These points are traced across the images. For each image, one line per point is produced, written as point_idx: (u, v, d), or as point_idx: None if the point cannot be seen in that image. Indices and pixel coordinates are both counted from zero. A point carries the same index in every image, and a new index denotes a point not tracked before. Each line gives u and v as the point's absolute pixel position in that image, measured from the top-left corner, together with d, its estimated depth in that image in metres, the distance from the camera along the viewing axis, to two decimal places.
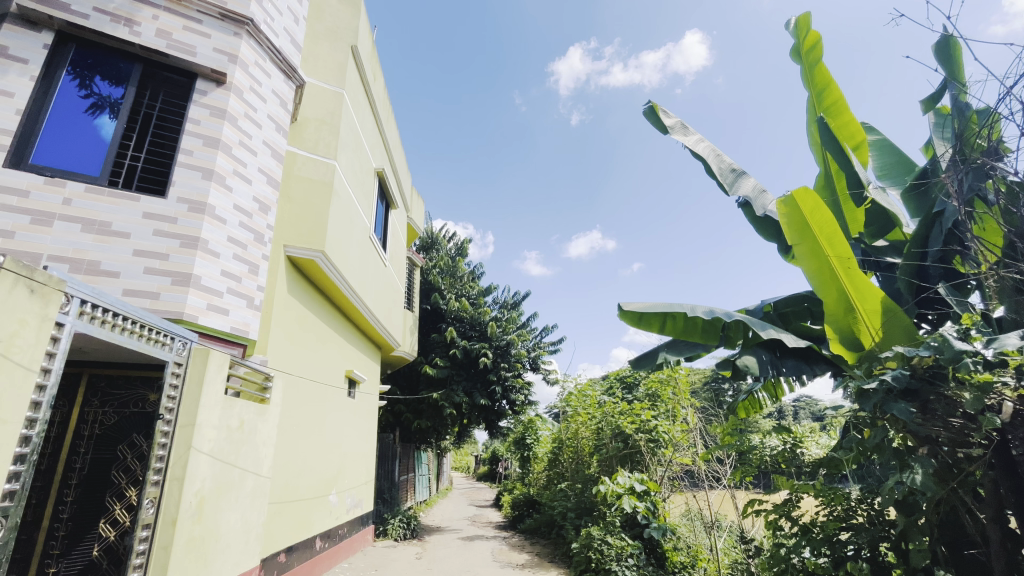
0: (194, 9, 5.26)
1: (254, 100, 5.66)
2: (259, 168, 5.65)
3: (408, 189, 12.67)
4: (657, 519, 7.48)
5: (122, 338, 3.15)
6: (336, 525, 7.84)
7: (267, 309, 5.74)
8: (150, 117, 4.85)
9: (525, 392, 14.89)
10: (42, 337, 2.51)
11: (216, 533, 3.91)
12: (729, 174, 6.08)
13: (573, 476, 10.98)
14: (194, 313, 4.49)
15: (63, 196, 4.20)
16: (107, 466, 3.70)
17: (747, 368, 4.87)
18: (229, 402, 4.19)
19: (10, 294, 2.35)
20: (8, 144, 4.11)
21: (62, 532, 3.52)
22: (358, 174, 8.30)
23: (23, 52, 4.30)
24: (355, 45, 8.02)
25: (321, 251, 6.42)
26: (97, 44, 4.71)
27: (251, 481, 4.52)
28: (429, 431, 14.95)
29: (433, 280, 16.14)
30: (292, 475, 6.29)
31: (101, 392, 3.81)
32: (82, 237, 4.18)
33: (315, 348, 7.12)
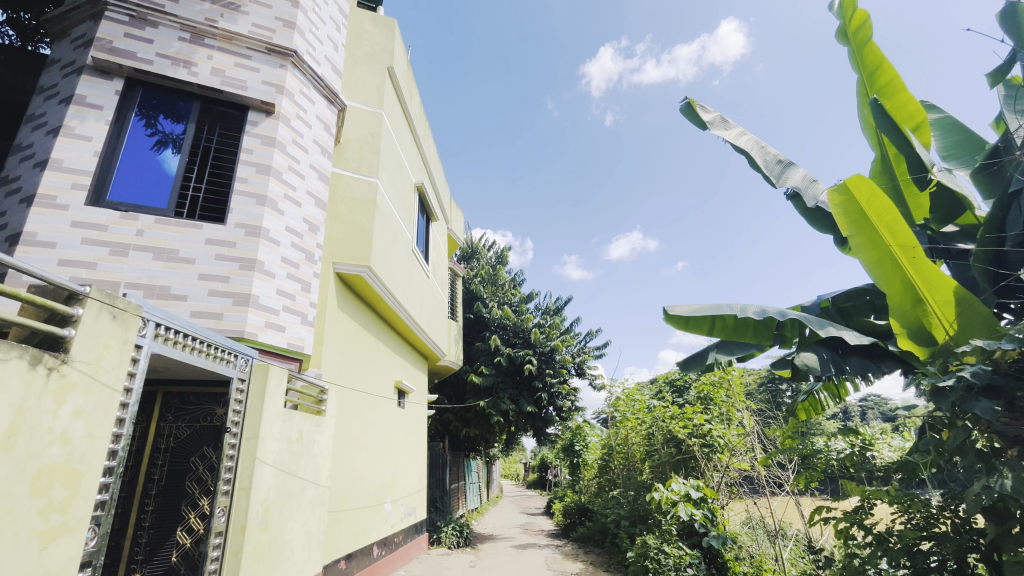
0: (243, 46, 5.62)
1: (301, 127, 5.97)
2: (307, 191, 5.93)
3: (447, 201, 12.93)
4: (716, 528, 7.19)
5: (190, 357, 3.39)
6: (391, 533, 8.02)
7: (320, 324, 5.99)
8: (209, 149, 5.21)
9: (572, 398, 14.75)
10: (124, 358, 2.73)
11: (281, 541, 4.10)
12: (776, 166, 5.84)
13: (625, 483, 10.76)
14: (254, 330, 4.77)
15: (137, 228, 4.56)
16: (182, 477, 3.97)
17: (808, 368, 4.63)
18: (289, 414, 4.40)
19: (96, 320, 2.58)
20: (88, 183, 4.52)
21: (145, 540, 3.77)
22: (399, 189, 8.55)
23: (99, 99, 4.77)
24: (391, 66, 8.31)
25: (368, 266, 6.64)
26: (161, 87, 5.14)
27: (311, 490, 4.71)
28: (477, 440, 15.10)
29: (475, 289, 16.38)
30: (349, 484, 6.50)
31: (174, 408, 4.09)
32: (153, 264, 4.52)
33: (366, 361, 7.36)
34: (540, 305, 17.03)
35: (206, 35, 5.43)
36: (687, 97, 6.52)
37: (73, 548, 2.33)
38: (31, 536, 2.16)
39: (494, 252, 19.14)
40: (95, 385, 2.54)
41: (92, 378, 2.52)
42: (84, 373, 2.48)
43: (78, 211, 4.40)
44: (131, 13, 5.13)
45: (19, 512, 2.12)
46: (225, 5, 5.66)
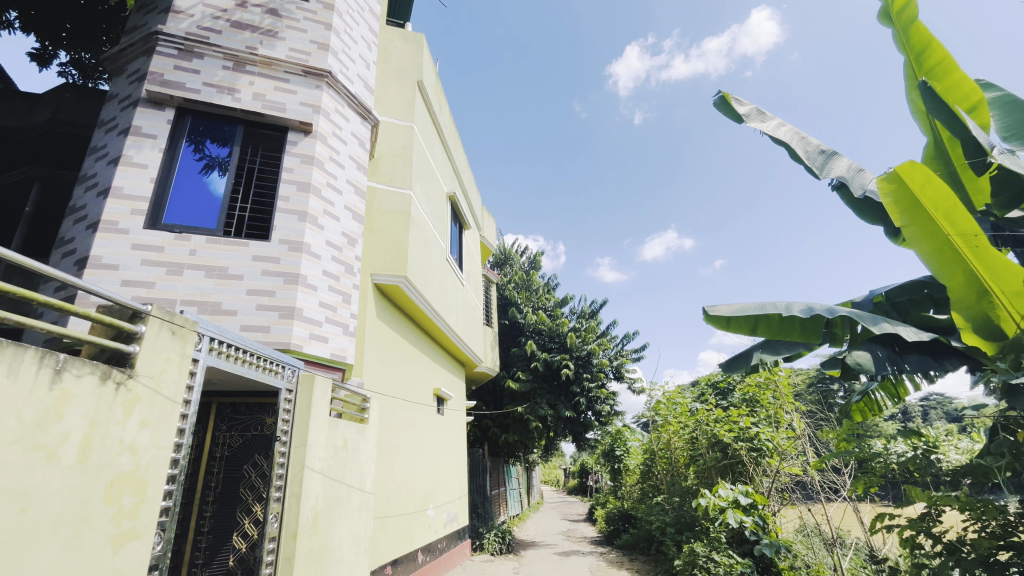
0: (282, 70, 5.88)
1: (337, 144, 6.19)
2: (345, 206, 6.13)
3: (479, 208, 13.05)
4: (767, 535, 6.91)
5: (241, 369, 3.55)
6: (435, 539, 8.12)
7: (360, 334, 6.16)
8: (253, 170, 5.47)
9: (611, 402, 14.53)
10: (183, 372, 2.90)
11: (330, 546, 4.22)
12: (818, 156, 5.60)
13: (669, 488, 10.47)
14: (299, 342, 4.95)
15: (190, 248, 4.83)
16: (237, 484, 4.15)
17: (861, 367, 4.41)
18: (334, 422, 4.53)
19: (158, 336, 2.74)
20: (146, 208, 4.83)
21: (204, 544, 3.95)
22: (433, 200, 8.71)
23: (153, 129, 5.11)
24: (421, 80, 8.51)
25: (404, 276, 6.78)
26: (208, 114, 5.44)
27: (357, 497, 4.82)
28: (516, 445, 15.08)
29: (509, 295, 16.44)
30: (393, 491, 6.63)
31: (228, 418, 4.28)
32: (205, 282, 4.77)
33: (405, 369, 7.50)
34: (575, 309, 16.91)
35: (247, 63, 5.72)
36: (721, 91, 6.36)
37: (143, 552, 2.48)
38: (106, 541, 2.31)
39: (527, 257, 19.18)
40: (159, 398, 2.70)
41: (155, 391, 2.69)
42: (148, 386, 2.64)
43: (137, 235, 4.71)
44: (179, 46, 5.47)
45: (96, 518, 2.27)
46: (264, 33, 5.95)
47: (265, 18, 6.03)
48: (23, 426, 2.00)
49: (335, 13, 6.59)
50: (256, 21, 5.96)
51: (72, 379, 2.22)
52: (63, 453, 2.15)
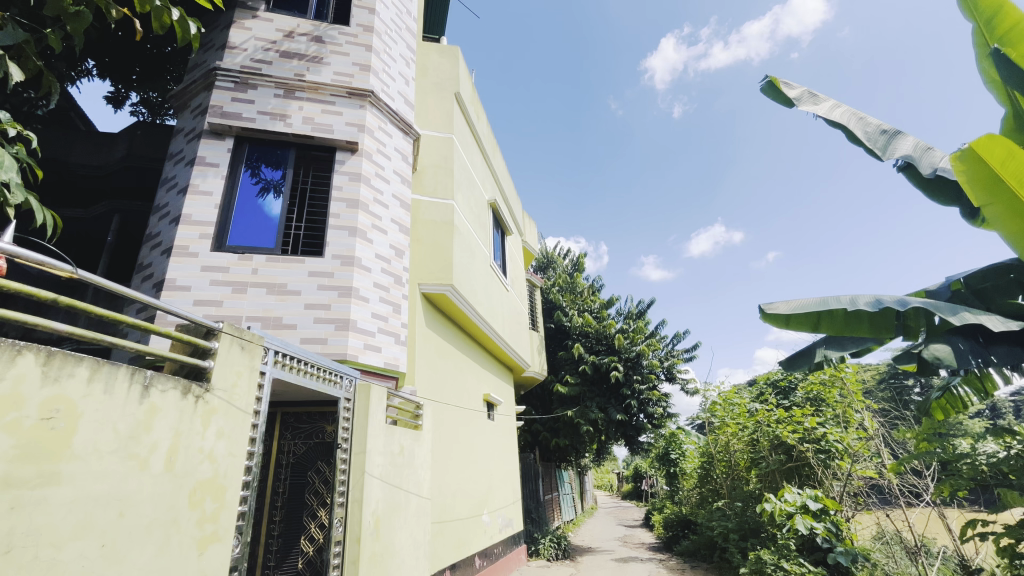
0: (328, 94, 6.17)
1: (382, 160, 6.42)
2: (392, 219, 6.33)
3: (520, 214, 13.11)
4: (842, 543, 6.47)
5: (303, 380, 3.74)
6: (491, 544, 8.18)
7: (411, 343, 6.33)
8: (305, 191, 5.75)
9: (663, 404, 14.14)
10: (252, 384, 3.09)
11: (392, 550, 4.34)
12: (879, 137, 5.27)
13: (729, 491, 10.00)
14: (355, 352, 5.15)
15: (252, 267, 5.14)
16: (302, 489, 4.35)
17: (940, 360, 4.09)
18: (391, 429, 4.67)
19: (229, 352, 2.94)
20: (212, 232, 5.19)
21: (275, 547, 4.17)
22: (474, 208, 8.85)
23: (216, 158, 5.49)
24: (459, 92, 8.69)
25: (451, 284, 6.91)
26: (263, 141, 5.80)
27: (415, 502, 4.94)
28: (568, 450, 14.94)
29: (554, 299, 16.38)
30: (447, 496, 6.72)
31: (291, 426, 4.50)
32: (267, 298, 5.06)
33: (455, 376, 7.63)
34: (621, 310, 16.60)
35: (296, 89, 6.04)
36: (768, 76, 6.10)
37: (223, 554, 2.66)
38: (192, 543, 2.49)
39: (570, 260, 19.06)
40: (233, 409, 2.90)
41: (229, 403, 2.88)
42: (222, 399, 2.84)
43: (206, 257, 5.06)
44: (235, 79, 5.86)
45: (183, 522, 2.45)
46: (310, 60, 6.27)
47: (310, 46, 6.36)
48: (120, 437, 2.20)
49: (375, 35, 6.85)
50: (303, 49, 6.29)
51: (158, 394, 2.41)
52: (152, 461, 2.34)
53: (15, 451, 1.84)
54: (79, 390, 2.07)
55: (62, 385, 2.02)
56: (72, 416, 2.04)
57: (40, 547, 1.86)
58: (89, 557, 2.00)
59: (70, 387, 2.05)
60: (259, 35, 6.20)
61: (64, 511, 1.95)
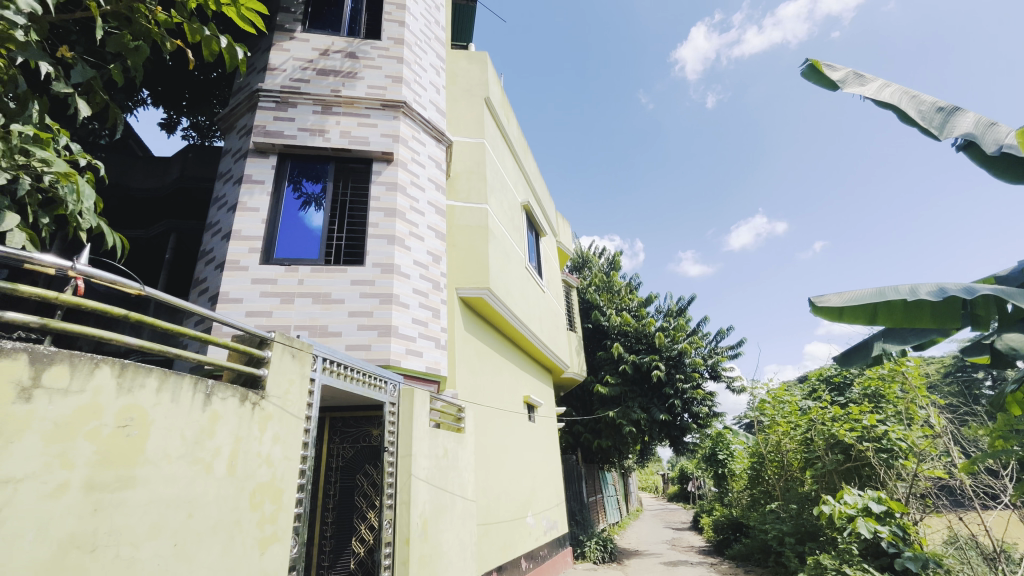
0: (363, 107, 6.36)
1: (416, 168, 6.55)
2: (429, 226, 6.44)
3: (554, 214, 13.05)
4: (910, 548, 6.08)
5: (350, 385, 3.86)
6: (537, 547, 8.16)
7: (451, 347, 6.42)
8: (344, 203, 5.94)
9: (709, 403, 13.72)
10: (303, 391, 3.23)
11: (440, 551, 4.41)
12: (935, 115, 4.95)
13: (783, 492, 9.61)
14: (397, 357, 5.28)
15: (298, 278, 5.35)
16: (352, 492, 4.49)
17: (1016, 350, 3.80)
18: (435, 432, 4.75)
19: (281, 360, 3.07)
20: (260, 246, 5.43)
21: (328, 548, 4.31)
22: (508, 211, 8.88)
23: (262, 175, 5.76)
24: (488, 97, 8.76)
25: (487, 288, 6.96)
26: (304, 156, 6.04)
27: (460, 503, 5.01)
28: (611, 451, 14.72)
29: (591, 299, 16.20)
30: (492, 499, 6.76)
31: (340, 430, 4.64)
32: (313, 307, 5.25)
33: (495, 378, 7.67)
34: (661, 308, 16.24)
35: (333, 105, 6.25)
36: (808, 59, 5.84)
37: (282, 554, 2.78)
38: (254, 543, 2.62)
39: (606, 259, 18.83)
40: (287, 415, 3.03)
41: (283, 409, 3.01)
42: (277, 405, 2.97)
43: (255, 270, 5.30)
44: (276, 99, 6.12)
45: (245, 523, 2.58)
46: (345, 76, 6.48)
47: (345, 62, 6.57)
48: (187, 443, 2.34)
49: (406, 47, 7.01)
50: (338, 66, 6.51)
51: (219, 401, 2.55)
52: (216, 466, 2.48)
53: (96, 456, 1.99)
54: (150, 399, 2.21)
55: (134, 395, 2.17)
56: (144, 424, 2.18)
57: (121, 545, 2.00)
58: (163, 555, 2.14)
59: (142, 397, 2.19)
60: (297, 55, 6.47)
61: (140, 512, 2.09)
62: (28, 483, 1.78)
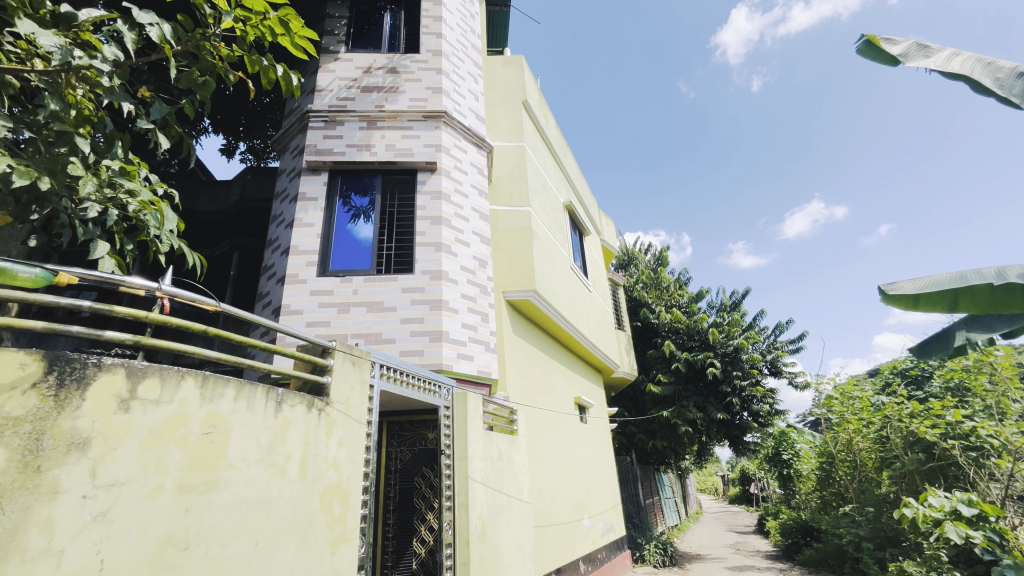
0: (405, 120, 6.55)
1: (459, 176, 6.67)
2: (474, 231, 6.54)
3: (596, 212, 12.90)
4: (1010, 555, 5.48)
5: (407, 390, 3.99)
6: (595, 549, 8.07)
7: (501, 350, 6.48)
8: (392, 213, 6.14)
9: (770, 400, 13.13)
10: (364, 396, 3.36)
11: (499, 552, 4.46)
12: (1016, 82, 4.51)
13: (857, 495, 9.01)
14: (449, 362, 5.39)
15: (352, 288, 5.57)
16: (411, 494, 4.61)
17: None
18: (489, 434, 4.80)
19: (342, 367, 3.20)
20: (316, 259, 5.70)
21: (391, 549, 4.45)
22: (551, 212, 8.88)
23: (315, 192, 6.05)
24: (526, 100, 8.81)
25: (534, 290, 6.98)
26: (353, 171, 6.29)
27: (517, 505, 5.05)
28: (667, 452, 14.34)
29: (638, 296, 15.83)
30: (547, 501, 6.75)
31: (397, 434, 4.76)
32: (368, 316, 5.44)
33: (545, 380, 7.67)
34: (713, 303, 15.67)
35: (378, 120, 6.49)
36: (863, 35, 5.50)
37: (351, 554, 2.91)
38: (326, 543, 2.76)
39: (652, 255, 18.40)
40: (350, 420, 3.17)
41: (346, 414, 3.15)
42: (340, 411, 3.11)
43: (313, 283, 5.57)
44: (325, 119, 6.42)
45: (318, 523, 2.72)
46: (388, 91, 6.71)
47: (387, 77, 6.81)
48: (262, 448, 2.49)
49: (444, 57, 7.17)
50: (380, 82, 6.75)
51: (289, 409, 2.70)
52: (289, 469, 2.62)
53: (185, 461, 2.16)
54: (229, 408, 2.38)
55: (215, 404, 2.34)
56: (225, 431, 2.34)
57: (210, 544, 2.16)
58: (246, 553, 2.29)
59: (221, 405, 2.36)
60: (342, 75, 6.76)
61: (225, 513, 2.25)
62: (130, 486, 1.97)
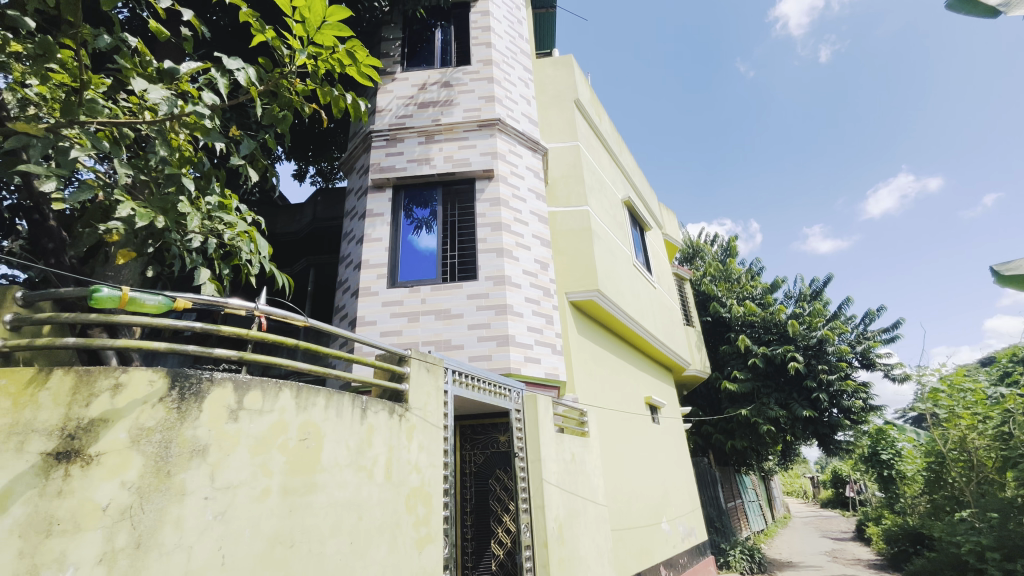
0: (461, 131, 6.73)
1: (516, 181, 6.75)
2: (534, 235, 6.59)
3: (657, 206, 12.51)
4: None
5: (479, 394, 4.09)
6: (676, 554, 7.80)
7: (567, 351, 6.46)
8: (453, 223, 6.32)
9: (863, 395, 12.08)
10: (439, 402, 3.48)
11: (577, 555, 4.44)
12: None
13: (974, 498, 8.06)
14: (518, 365, 5.46)
15: (421, 297, 5.79)
16: (487, 496, 4.70)
17: None
18: (561, 436, 4.80)
19: (418, 374, 3.34)
20: (386, 272, 5.98)
21: (470, 550, 4.57)
22: (609, 210, 8.73)
23: (380, 208, 6.35)
24: (578, 99, 8.74)
25: (597, 289, 6.89)
26: (414, 185, 6.54)
27: (592, 508, 5.00)
28: (747, 452, 13.59)
29: (707, 290, 15.11)
30: (623, 504, 6.62)
31: (470, 438, 4.87)
32: (436, 324, 5.63)
33: (613, 381, 7.53)
34: (791, 293, 14.66)
35: (435, 134, 6.72)
36: None
37: (437, 554, 3.02)
38: (413, 543, 2.88)
39: (719, 246, 17.55)
40: (427, 424, 3.29)
41: (424, 419, 3.28)
42: (418, 416, 3.24)
43: (384, 294, 5.84)
44: (386, 137, 6.73)
45: (405, 525, 2.85)
46: (443, 104, 6.93)
47: (441, 92, 7.03)
48: (351, 452, 2.66)
49: (494, 66, 7.29)
50: (435, 97, 6.99)
51: (373, 415, 2.86)
52: (376, 472, 2.78)
53: (286, 466, 2.35)
54: (321, 415, 2.56)
55: (309, 412, 2.52)
56: (318, 437, 2.52)
57: (312, 543, 2.33)
58: (342, 552, 2.45)
59: (315, 413, 2.54)
60: (399, 94, 7.07)
61: (324, 514, 2.42)
62: (242, 488, 2.17)
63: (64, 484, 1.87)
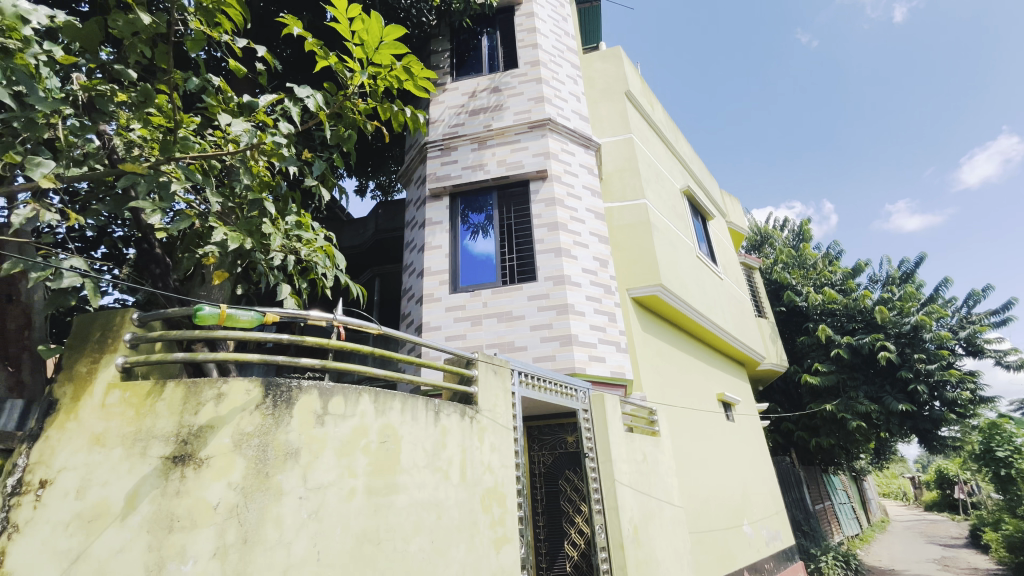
0: (513, 134, 6.79)
1: (570, 179, 6.70)
2: (591, 232, 6.51)
3: (719, 193, 11.94)
4: None
5: (545, 395, 4.10)
6: (761, 559, 7.37)
7: (632, 349, 6.31)
8: (510, 226, 6.38)
9: (971, 386, 10.86)
10: (508, 403, 3.52)
11: (655, 558, 4.32)
12: None
13: None
14: (582, 364, 5.40)
15: (482, 301, 5.88)
16: (558, 497, 4.68)
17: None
18: (631, 436, 4.69)
19: (486, 377, 3.38)
20: (447, 278, 6.13)
21: (544, 550, 4.57)
22: (668, 201, 8.44)
23: (438, 216, 6.53)
24: (629, 90, 8.54)
25: (660, 284, 6.69)
26: (470, 191, 6.67)
27: (668, 509, 4.84)
28: (836, 451, 12.59)
29: (779, 278, 14.21)
30: (700, 505, 6.35)
31: (537, 439, 4.88)
32: (499, 326, 5.70)
33: (683, 378, 7.26)
34: (877, 277, 13.47)
35: (487, 139, 6.82)
36: None
37: (514, 554, 3.06)
38: (490, 543, 2.93)
39: (790, 231, 16.46)
40: (497, 426, 3.34)
41: (494, 421, 3.33)
42: (488, 417, 3.29)
43: (447, 299, 5.99)
44: (441, 147, 6.92)
45: (481, 524, 2.91)
46: (493, 110, 7.03)
47: (491, 98, 7.14)
48: (428, 454, 2.75)
49: (542, 66, 7.28)
50: (485, 103, 7.10)
51: (446, 417, 2.94)
52: (452, 473, 2.86)
53: (369, 467, 2.47)
54: (398, 419, 2.67)
55: (387, 416, 2.64)
56: (397, 439, 2.63)
57: (396, 541, 2.44)
58: (424, 551, 2.54)
59: (392, 417, 2.66)
60: (451, 103, 7.25)
61: (406, 513, 2.53)
62: (331, 488, 2.31)
63: (181, 485, 2.08)
